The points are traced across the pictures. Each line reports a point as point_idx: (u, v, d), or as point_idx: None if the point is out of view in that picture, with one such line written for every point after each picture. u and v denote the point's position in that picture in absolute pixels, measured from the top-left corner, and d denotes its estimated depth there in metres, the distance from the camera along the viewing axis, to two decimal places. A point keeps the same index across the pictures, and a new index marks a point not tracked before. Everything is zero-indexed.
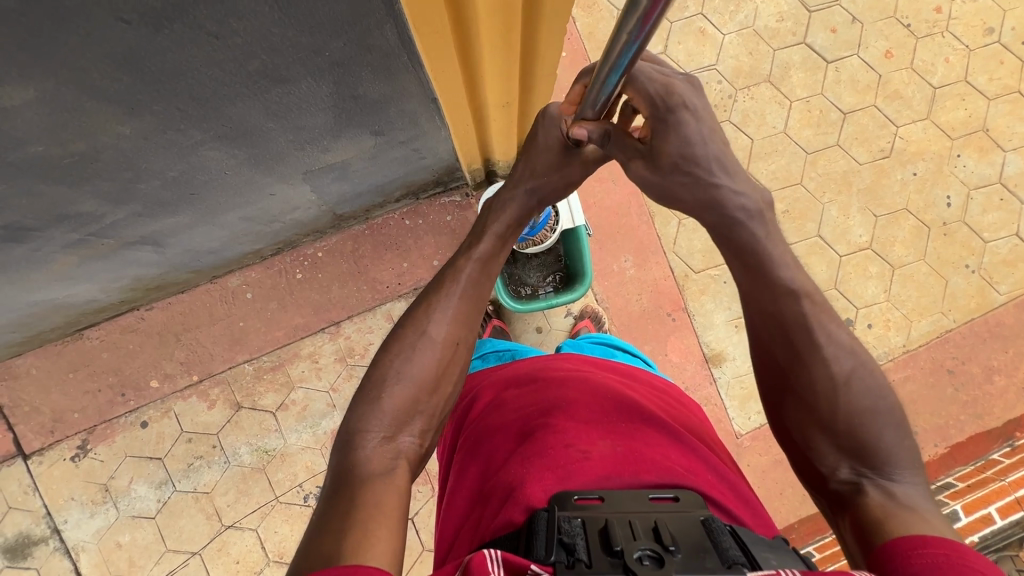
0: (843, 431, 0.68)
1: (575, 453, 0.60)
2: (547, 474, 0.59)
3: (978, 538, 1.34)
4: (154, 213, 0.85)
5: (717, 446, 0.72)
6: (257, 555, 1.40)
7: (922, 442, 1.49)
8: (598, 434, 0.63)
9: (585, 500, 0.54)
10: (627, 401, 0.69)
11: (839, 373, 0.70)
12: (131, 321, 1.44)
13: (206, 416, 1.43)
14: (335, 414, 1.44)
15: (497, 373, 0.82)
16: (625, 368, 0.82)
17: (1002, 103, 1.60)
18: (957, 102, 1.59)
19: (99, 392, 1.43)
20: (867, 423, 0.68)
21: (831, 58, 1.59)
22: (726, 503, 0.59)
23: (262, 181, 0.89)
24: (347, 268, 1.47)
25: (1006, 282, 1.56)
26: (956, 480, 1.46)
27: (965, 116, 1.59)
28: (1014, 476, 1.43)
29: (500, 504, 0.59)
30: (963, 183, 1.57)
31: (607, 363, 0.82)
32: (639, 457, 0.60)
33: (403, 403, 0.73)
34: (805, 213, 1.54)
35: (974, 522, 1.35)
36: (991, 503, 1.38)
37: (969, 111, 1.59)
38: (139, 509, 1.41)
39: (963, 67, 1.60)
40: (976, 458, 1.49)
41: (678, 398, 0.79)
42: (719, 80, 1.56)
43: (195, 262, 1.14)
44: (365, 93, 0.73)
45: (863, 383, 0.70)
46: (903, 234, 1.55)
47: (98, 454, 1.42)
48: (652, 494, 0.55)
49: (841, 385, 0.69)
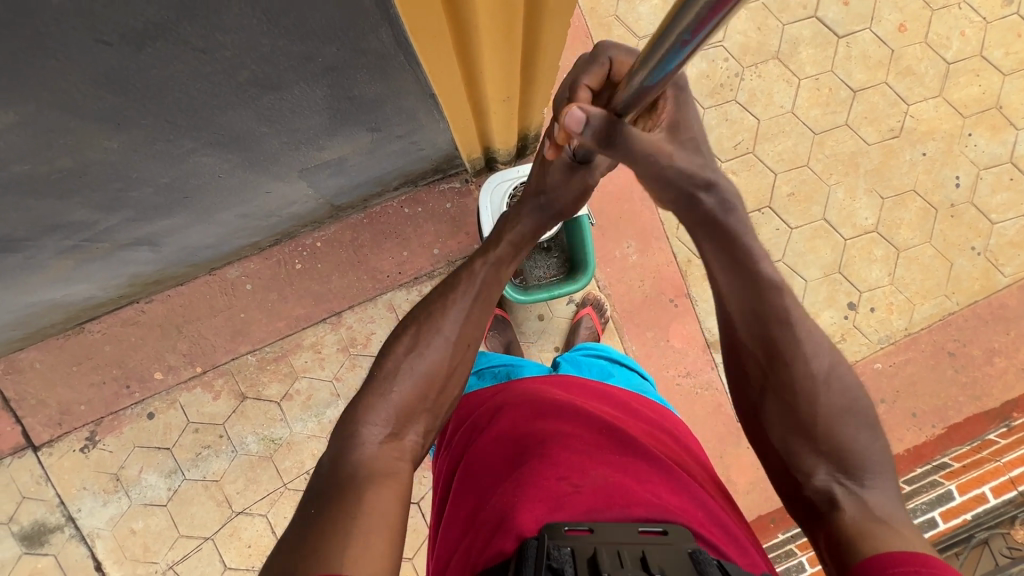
0: (820, 433, 0.69)
1: (566, 486, 0.61)
2: (538, 503, 0.59)
3: (971, 517, 1.38)
4: (148, 216, 0.83)
5: (710, 482, 0.72)
6: (268, 539, 1.43)
7: (920, 423, 1.51)
8: (591, 466, 0.64)
9: (575, 530, 0.54)
10: (622, 434, 0.70)
11: (818, 371, 0.71)
12: (131, 314, 1.43)
13: (212, 407, 1.45)
14: (340, 403, 1.45)
15: (494, 397, 0.83)
16: (626, 403, 0.81)
17: (1017, 79, 1.55)
18: (971, 78, 1.54)
19: (105, 384, 1.43)
20: (844, 423, 0.69)
21: (842, 33, 1.53)
22: (715, 538, 0.59)
23: (257, 180, 0.87)
24: (346, 258, 1.45)
25: (1011, 264, 1.55)
26: (952, 460, 1.49)
27: (979, 93, 1.54)
28: (1010, 456, 1.44)
29: (491, 533, 0.59)
30: (973, 163, 1.54)
31: (604, 393, 0.83)
32: (630, 490, 0.60)
33: (406, 399, 0.75)
34: (810, 196, 1.52)
35: (967, 501, 1.40)
36: (985, 483, 1.41)
37: (983, 87, 1.54)
38: (151, 497, 1.44)
39: (979, 41, 1.54)
40: (972, 439, 1.51)
41: (672, 431, 0.79)
42: (726, 58, 1.51)
43: (193, 258, 1.13)
44: (360, 93, 0.70)
45: (841, 380, 0.71)
46: (910, 217, 1.52)
47: (107, 444, 1.44)
48: (642, 526, 0.55)
49: (821, 382, 0.70)
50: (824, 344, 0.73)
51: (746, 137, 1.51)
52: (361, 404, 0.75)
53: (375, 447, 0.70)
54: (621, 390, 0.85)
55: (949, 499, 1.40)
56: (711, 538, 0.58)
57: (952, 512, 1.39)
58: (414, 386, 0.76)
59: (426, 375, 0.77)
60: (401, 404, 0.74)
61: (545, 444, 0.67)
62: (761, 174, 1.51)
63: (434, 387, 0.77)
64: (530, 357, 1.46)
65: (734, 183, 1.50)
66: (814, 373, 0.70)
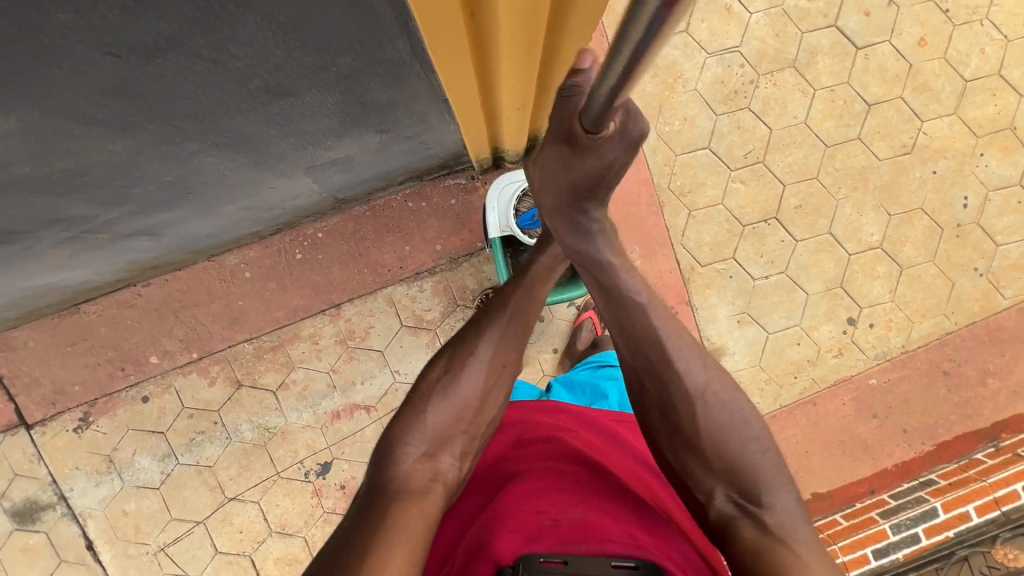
0: (710, 451, 0.71)
1: (544, 517, 0.62)
2: (515, 532, 0.60)
3: (953, 533, 1.41)
4: (149, 210, 0.81)
5: (687, 520, 0.73)
6: (260, 526, 1.44)
7: (910, 439, 1.53)
8: (570, 499, 0.64)
9: (549, 563, 0.56)
10: (602, 466, 0.71)
11: (692, 390, 0.73)
12: (127, 297, 1.42)
13: (207, 393, 1.44)
14: (336, 395, 1.45)
15: None
16: (611, 431, 0.83)
17: None
18: (987, 97, 1.52)
19: (100, 366, 1.42)
20: (727, 439, 0.71)
21: (861, 44, 1.50)
22: None
23: (262, 177, 0.85)
24: (347, 250, 1.43)
25: (1012, 286, 1.55)
26: (939, 476, 1.50)
27: (994, 113, 1.52)
28: (996, 476, 1.45)
29: (468, 559, 0.61)
30: (982, 183, 1.53)
31: (588, 417, 0.84)
32: (605, 527, 0.61)
33: (441, 415, 0.75)
34: (817, 209, 1.51)
35: (951, 518, 1.42)
36: (969, 502, 1.43)
37: (998, 107, 1.52)
38: (144, 479, 1.44)
39: (998, 59, 1.52)
40: (960, 457, 1.53)
41: (652, 464, 0.80)
42: (742, 64, 1.48)
43: (192, 246, 1.11)
44: (373, 98, 0.68)
45: (716, 397, 0.73)
46: (917, 235, 1.52)
47: (101, 426, 1.44)
48: (615, 562, 0.57)
49: (698, 398, 0.73)
50: (697, 361, 0.75)
51: (757, 146, 1.49)
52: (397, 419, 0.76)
53: (412, 465, 0.71)
54: (608, 414, 0.87)
55: (933, 515, 1.43)
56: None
57: (935, 528, 1.42)
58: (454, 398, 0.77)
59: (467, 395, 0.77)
60: (437, 427, 0.74)
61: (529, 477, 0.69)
62: (770, 185, 1.50)
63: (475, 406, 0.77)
64: (528, 357, 1.46)
65: (742, 192, 1.49)
66: (694, 390, 0.73)
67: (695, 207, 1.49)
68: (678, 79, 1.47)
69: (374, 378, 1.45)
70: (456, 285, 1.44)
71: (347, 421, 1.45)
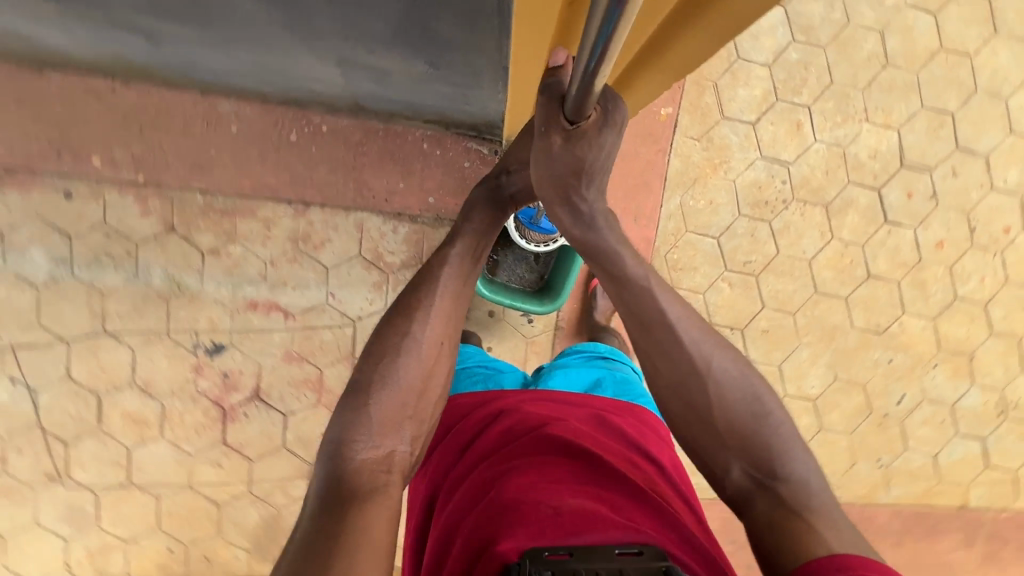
0: (723, 429, 0.77)
1: (544, 505, 0.64)
2: (520, 529, 0.61)
3: None
4: (158, 13, 0.73)
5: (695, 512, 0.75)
6: (125, 372, 1.38)
7: None
8: (563, 487, 0.67)
9: (554, 555, 0.57)
10: (596, 456, 0.73)
11: (700, 365, 0.80)
12: (97, 87, 1.29)
13: (134, 221, 1.34)
14: (263, 286, 1.39)
15: (475, 414, 0.87)
16: (600, 415, 0.86)
17: (998, 342, 1.61)
18: (965, 320, 1.59)
19: (36, 140, 1.30)
20: (737, 412, 0.77)
21: (891, 219, 1.53)
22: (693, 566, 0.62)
23: (292, 44, 0.78)
24: (343, 156, 1.36)
25: (899, 489, 1.64)
26: None
27: (963, 336, 1.60)
28: None
29: (473, 556, 0.61)
30: (923, 391, 1.61)
31: (577, 403, 0.88)
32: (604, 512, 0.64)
33: (391, 412, 0.77)
34: (778, 343, 1.55)
35: None
36: None
37: (970, 332, 1.60)
38: (26, 273, 1.33)
39: (990, 293, 1.59)
40: None
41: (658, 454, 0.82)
42: (783, 181, 1.48)
43: (189, 72, 1.02)
44: (436, 29, 0.66)
45: (721, 372, 0.80)
46: (848, 409, 1.58)
47: (7, 199, 1.31)
48: (619, 547, 0.58)
49: (703, 372, 0.80)
50: (710, 340, 0.82)
51: (759, 260, 1.51)
52: (343, 421, 0.76)
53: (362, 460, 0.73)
54: (606, 400, 0.91)
55: None
56: (685, 558, 0.62)
57: None
58: (395, 371, 0.80)
59: (407, 371, 0.79)
60: (383, 415, 0.76)
61: (521, 468, 0.71)
62: (751, 300, 1.52)
63: (422, 381, 0.81)
64: None
65: (725, 294, 1.51)
66: (701, 369, 0.80)
67: (678, 285, 1.50)
68: (724, 164, 1.46)
69: (311, 289, 1.41)
70: (429, 244, 1.41)
71: (261, 315, 1.41)
